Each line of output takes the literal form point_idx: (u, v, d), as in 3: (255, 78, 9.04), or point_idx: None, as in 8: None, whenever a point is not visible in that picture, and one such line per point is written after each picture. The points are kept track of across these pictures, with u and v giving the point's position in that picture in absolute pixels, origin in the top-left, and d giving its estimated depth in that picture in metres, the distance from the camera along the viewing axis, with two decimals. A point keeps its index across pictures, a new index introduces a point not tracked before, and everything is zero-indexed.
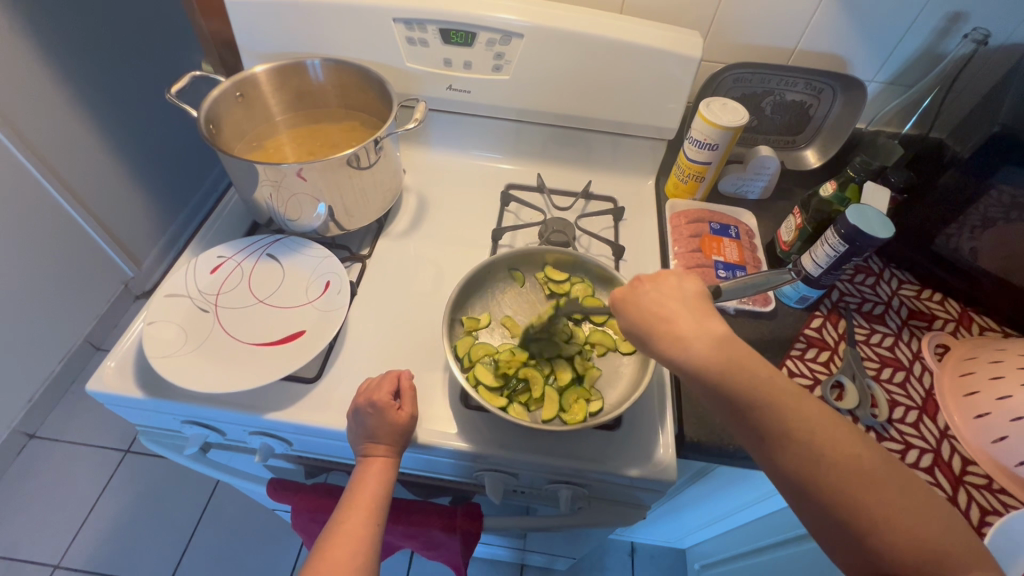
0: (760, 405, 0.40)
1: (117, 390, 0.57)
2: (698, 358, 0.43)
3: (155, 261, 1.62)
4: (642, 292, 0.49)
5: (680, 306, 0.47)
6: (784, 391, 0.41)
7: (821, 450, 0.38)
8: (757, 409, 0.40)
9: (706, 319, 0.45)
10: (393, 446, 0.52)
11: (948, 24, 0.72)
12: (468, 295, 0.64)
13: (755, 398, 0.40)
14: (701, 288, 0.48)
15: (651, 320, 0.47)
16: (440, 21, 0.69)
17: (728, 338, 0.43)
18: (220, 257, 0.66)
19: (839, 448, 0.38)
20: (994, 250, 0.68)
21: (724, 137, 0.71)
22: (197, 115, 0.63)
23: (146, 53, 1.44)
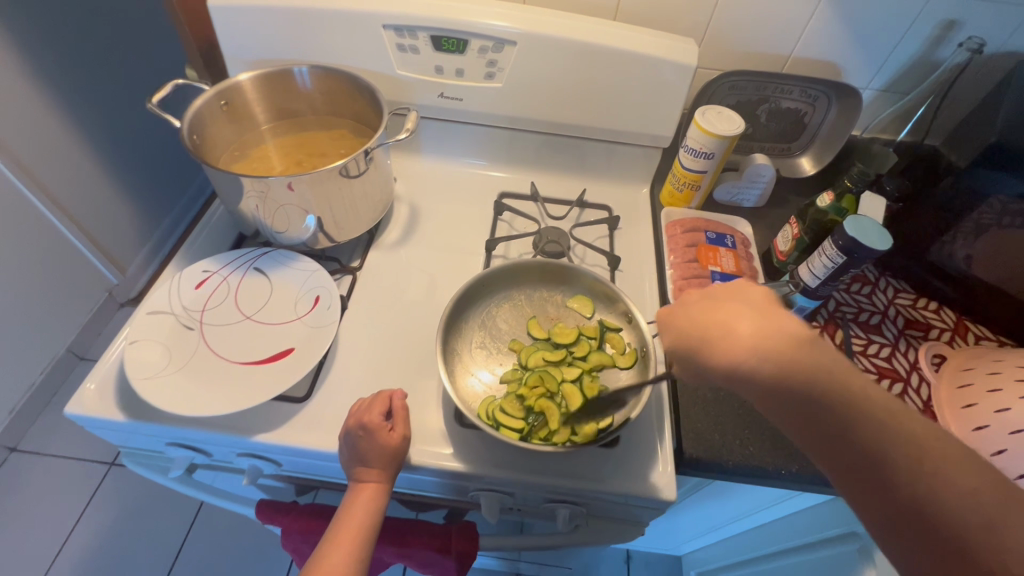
0: (839, 418, 0.37)
1: (98, 414, 0.55)
2: (763, 357, 0.40)
3: (140, 268, 1.58)
4: (696, 303, 0.45)
5: (747, 307, 0.43)
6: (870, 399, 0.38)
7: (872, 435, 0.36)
8: (838, 412, 0.37)
9: (769, 315, 0.42)
10: (385, 469, 0.50)
11: (942, 31, 0.72)
12: (467, 309, 0.63)
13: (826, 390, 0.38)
14: (770, 293, 0.43)
15: (701, 328, 0.43)
16: (431, 27, 0.68)
17: (765, 337, 0.40)
18: (206, 271, 0.64)
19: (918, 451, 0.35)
20: (989, 258, 0.68)
21: (719, 146, 0.70)
22: (179, 125, 0.61)
23: (130, 56, 1.41)
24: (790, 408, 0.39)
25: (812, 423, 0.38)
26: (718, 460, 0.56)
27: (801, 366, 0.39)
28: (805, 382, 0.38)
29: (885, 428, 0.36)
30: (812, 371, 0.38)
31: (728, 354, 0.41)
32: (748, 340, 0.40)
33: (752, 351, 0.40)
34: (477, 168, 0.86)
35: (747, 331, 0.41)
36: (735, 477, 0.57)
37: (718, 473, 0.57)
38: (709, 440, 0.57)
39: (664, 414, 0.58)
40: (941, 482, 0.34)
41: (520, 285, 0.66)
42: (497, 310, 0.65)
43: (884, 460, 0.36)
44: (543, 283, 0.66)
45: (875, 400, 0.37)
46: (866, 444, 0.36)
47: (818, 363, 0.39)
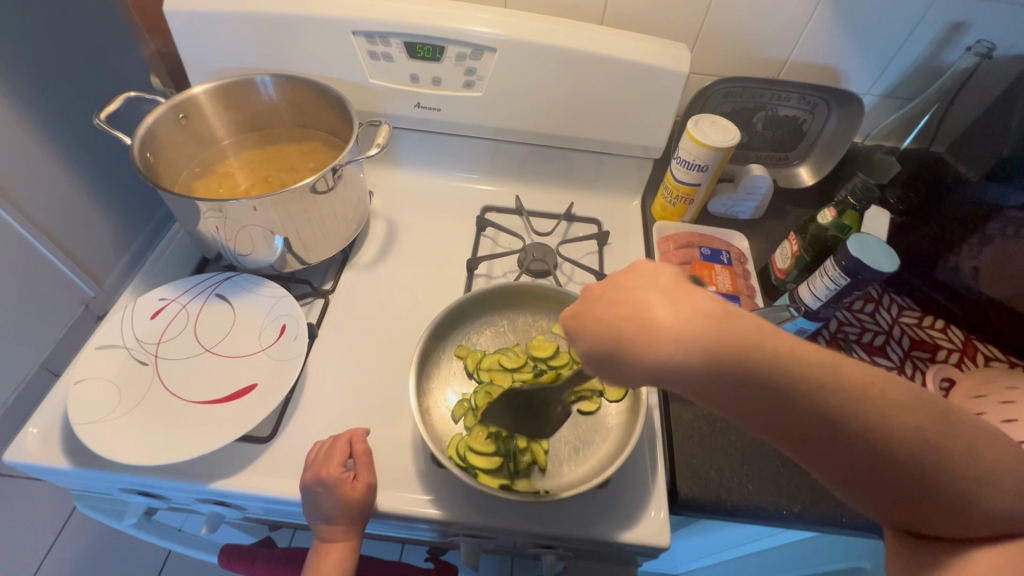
0: (771, 393, 0.31)
1: (42, 461, 0.50)
2: (686, 336, 0.31)
3: (118, 280, 1.52)
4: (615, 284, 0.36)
5: (652, 291, 0.34)
6: (785, 367, 0.31)
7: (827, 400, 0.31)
8: (779, 395, 0.31)
9: (684, 293, 0.33)
10: (351, 521, 0.49)
11: (948, 34, 0.68)
12: (450, 334, 0.60)
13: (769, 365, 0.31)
14: (676, 269, 0.36)
15: (617, 321, 0.34)
16: (405, 33, 0.63)
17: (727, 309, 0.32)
18: (163, 299, 0.60)
19: (865, 408, 0.30)
20: (995, 268, 0.63)
21: (713, 158, 0.66)
22: (130, 142, 0.56)
23: (105, 61, 1.35)
24: (730, 394, 0.31)
25: (754, 404, 0.31)
26: (714, 501, 0.52)
27: (733, 333, 0.31)
28: (735, 366, 0.31)
29: (825, 386, 0.30)
30: (743, 356, 0.31)
31: (656, 354, 0.32)
32: (675, 329, 0.32)
33: (700, 336, 0.31)
34: (473, 181, 0.82)
35: (676, 304, 0.33)
36: (733, 518, 0.53)
37: (716, 514, 0.53)
38: (705, 479, 0.53)
39: (656, 452, 0.54)
40: (882, 425, 0.30)
41: (506, 308, 0.62)
42: (477, 336, 0.61)
43: (825, 426, 0.30)
44: (527, 307, 0.62)
45: (807, 366, 0.31)
46: (807, 412, 0.31)
47: (739, 331, 0.31)
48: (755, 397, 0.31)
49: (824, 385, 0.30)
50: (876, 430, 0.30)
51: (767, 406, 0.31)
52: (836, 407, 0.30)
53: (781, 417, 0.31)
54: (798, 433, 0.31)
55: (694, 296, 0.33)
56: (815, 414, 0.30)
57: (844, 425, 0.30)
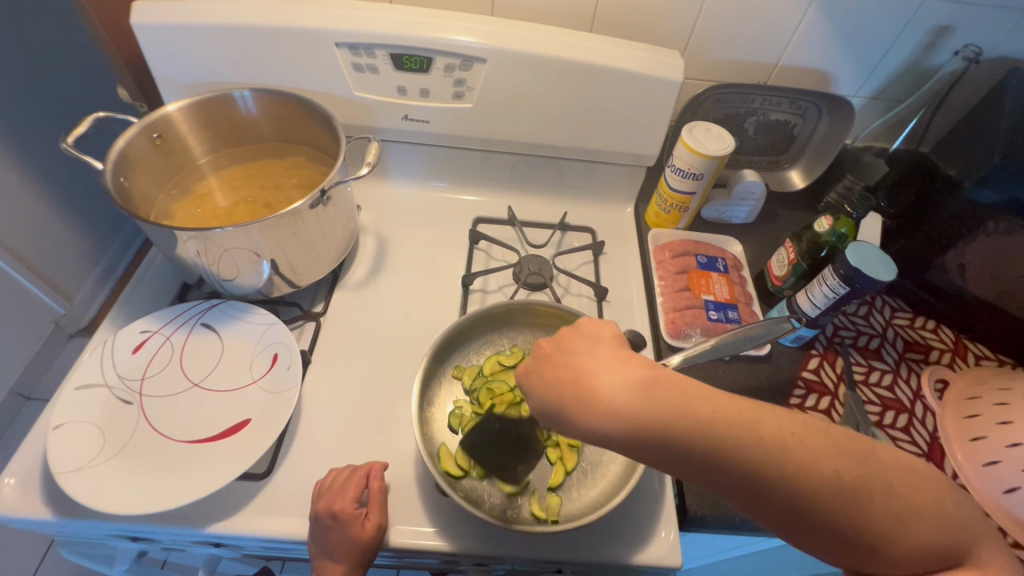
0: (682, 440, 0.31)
1: (21, 514, 0.47)
2: (625, 409, 0.32)
3: (89, 296, 1.46)
4: (558, 349, 0.37)
5: (587, 354, 0.36)
6: (700, 418, 0.31)
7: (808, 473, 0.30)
8: (690, 446, 0.31)
9: (617, 360, 0.34)
10: (353, 563, 0.47)
11: (934, 37, 0.69)
12: (450, 356, 0.58)
13: (743, 441, 0.31)
14: (615, 329, 0.38)
15: (557, 385, 0.35)
16: (391, 45, 0.61)
17: (655, 376, 0.33)
18: (145, 332, 0.57)
19: (771, 450, 0.31)
20: (982, 270, 0.65)
21: (708, 167, 0.65)
22: (102, 168, 0.53)
23: (67, 68, 1.28)
24: (645, 451, 0.32)
25: (670, 454, 0.31)
26: (724, 517, 0.52)
27: (658, 401, 0.32)
28: (670, 425, 0.31)
29: (733, 432, 0.31)
30: (671, 416, 0.31)
31: (592, 415, 0.33)
32: (607, 399, 0.32)
33: (636, 403, 0.32)
34: (437, 190, 0.80)
35: (613, 368, 0.34)
36: (742, 532, 0.53)
37: (724, 529, 0.53)
38: (713, 495, 0.53)
39: (664, 470, 0.54)
40: (784, 463, 0.31)
41: (508, 326, 0.61)
42: (476, 356, 0.60)
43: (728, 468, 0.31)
44: (533, 324, 0.61)
45: (704, 420, 0.31)
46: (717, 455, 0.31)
47: (662, 394, 0.32)
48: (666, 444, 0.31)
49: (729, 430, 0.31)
50: (782, 470, 0.30)
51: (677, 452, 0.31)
52: (735, 455, 0.31)
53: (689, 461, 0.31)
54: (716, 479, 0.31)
55: (611, 366, 0.34)
56: (722, 461, 0.31)
57: (751, 467, 0.31)
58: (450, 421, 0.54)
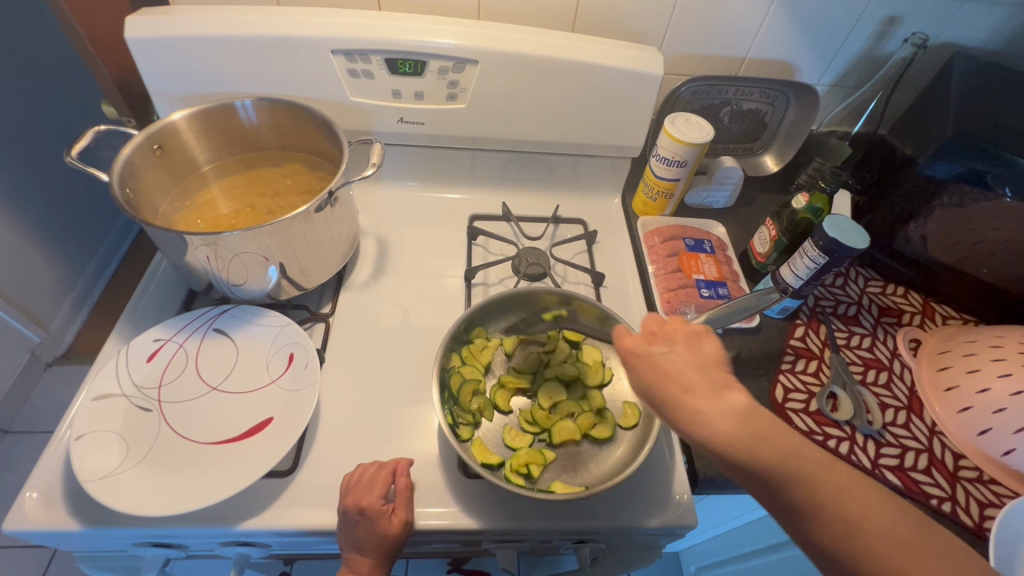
0: (779, 472, 0.35)
1: (46, 527, 0.47)
2: (723, 432, 0.36)
3: (65, 321, 1.41)
4: (655, 355, 0.42)
5: (697, 374, 0.40)
6: (794, 455, 0.35)
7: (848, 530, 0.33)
8: (785, 479, 0.35)
9: (723, 388, 0.39)
10: (380, 555, 0.49)
11: (885, 28, 0.75)
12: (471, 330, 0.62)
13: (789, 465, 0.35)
14: (721, 353, 0.42)
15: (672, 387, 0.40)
16: (385, 50, 0.63)
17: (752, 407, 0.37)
18: (157, 340, 0.57)
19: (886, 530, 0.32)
20: (940, 237, 0.71)
21: (691, 154, 0.69)
22: (108, 178, 0.54)
23: (33, 90, 1.26)
24: (733, 468, 0.36)
25: (746, 466, 0.36)
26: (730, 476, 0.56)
27: (754, 428, 0.36)
28: (753, 442, 0.36)
29: (843, 488, 0.34)
30: (775, 456, 0.35)
31: (697, 428, 0.37)
32: (712, 418, 0.37)
33: (730, 425, 0.37)
34: (414, 190, 0.81)
35: (715, 396, 0.38)
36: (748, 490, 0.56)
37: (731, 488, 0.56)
38: None
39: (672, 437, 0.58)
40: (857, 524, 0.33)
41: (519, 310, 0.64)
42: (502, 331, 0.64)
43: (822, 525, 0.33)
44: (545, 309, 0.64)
45: (815, 465, 0.35)
46: (802, 492, 0.34)
47: (760, 425, 0.36)
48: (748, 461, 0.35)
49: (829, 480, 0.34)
50: (866, 522, 0.33)
51: (768, 505, 0.36)
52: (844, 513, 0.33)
53: (773, 510, 0.36)
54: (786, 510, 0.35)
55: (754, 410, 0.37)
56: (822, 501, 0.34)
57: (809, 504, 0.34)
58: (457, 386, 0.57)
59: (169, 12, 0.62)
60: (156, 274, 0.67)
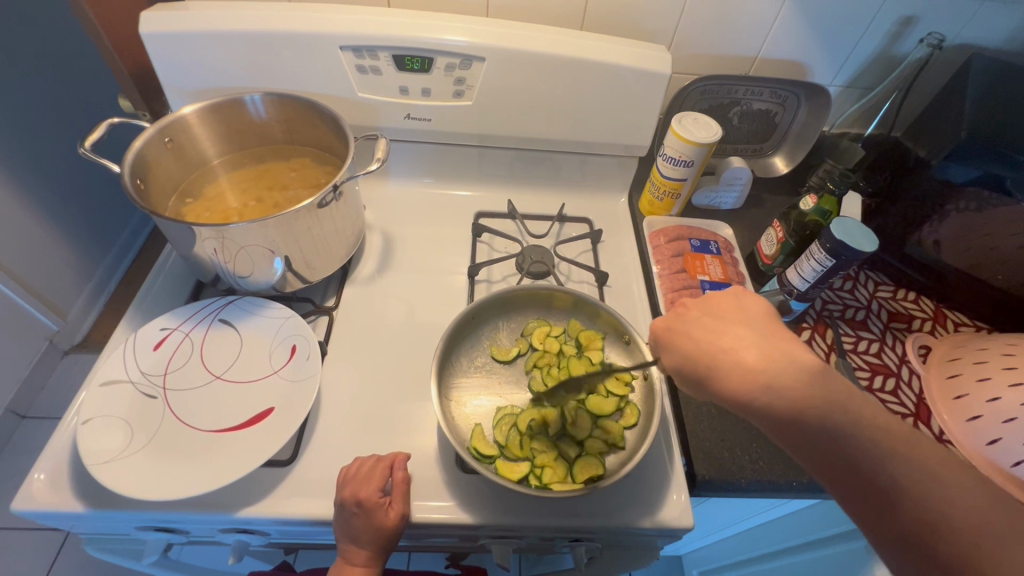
0: (849, 438, 0.37)
1: (53, 508, 0.49)
2: (777, 384, 0.39)
3: (83, 311, 1.45)
4: (687, 323, 0.47)
5: (732, 333, 0.44)
6: (877, 418, 0.37)
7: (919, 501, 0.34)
8: (853, 450, 0.37)
9: (774, 347, 0.42)
10: (376, 547, 0.50)
11: (900, 28, 0.73)
12: (475, 322, 0.62)
13: (866, 442, 0.37)
14: (765, 311, 0.46)
15: (713, 354, 0.44)
16: (393, 47, 0.64)
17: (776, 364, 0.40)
18: (164, 329, 0.58)
19: (939, 490, 0.34)
20: (955, 242, 0.70)
21: (698, 154, 0.69)
22: (120, 169, 0.55)
23: (52, 84, 1.29)
24: (793, 420, 0.39)
25: (817, 437, 0.38)
26: (729, 478, 0.55)
27: (823, 390, 0.39)
28: (815, 407, 0.38)
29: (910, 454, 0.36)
30: (843, 425, 0.37)
31: (737, 381, 0.41)
32: (764, 369, 0.41)
33: (784, 381, 0.39)
34: (424, 186, 0.82)
35: (753, 356, 0.41)
36: (748, 494, 0.56)
37: (729, 491, 0.56)
38: (719, 458, 0.57)
39: (670, 435, 0.58)
40: (939, 498, 0.34)
41: (520, 306, 0.65)
42: (506, 327, 0.64)
43: (883, 482, 0.35)
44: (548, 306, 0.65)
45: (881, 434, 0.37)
46: (866, 449, 0.36)
47: (830, 387, 0.39)
48: (815, 432, 0.38)
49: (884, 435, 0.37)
50: (909, 473, 0.35)
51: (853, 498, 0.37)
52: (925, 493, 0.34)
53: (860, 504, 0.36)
54: (844, 470, 0.37)
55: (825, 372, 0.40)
56: (893, 467, 0.35)
57: (890, 481, 0.35)
58: (445, 377, 0.58)
59: (182, 8, 0.63)
60: (165, 265, 0.68)
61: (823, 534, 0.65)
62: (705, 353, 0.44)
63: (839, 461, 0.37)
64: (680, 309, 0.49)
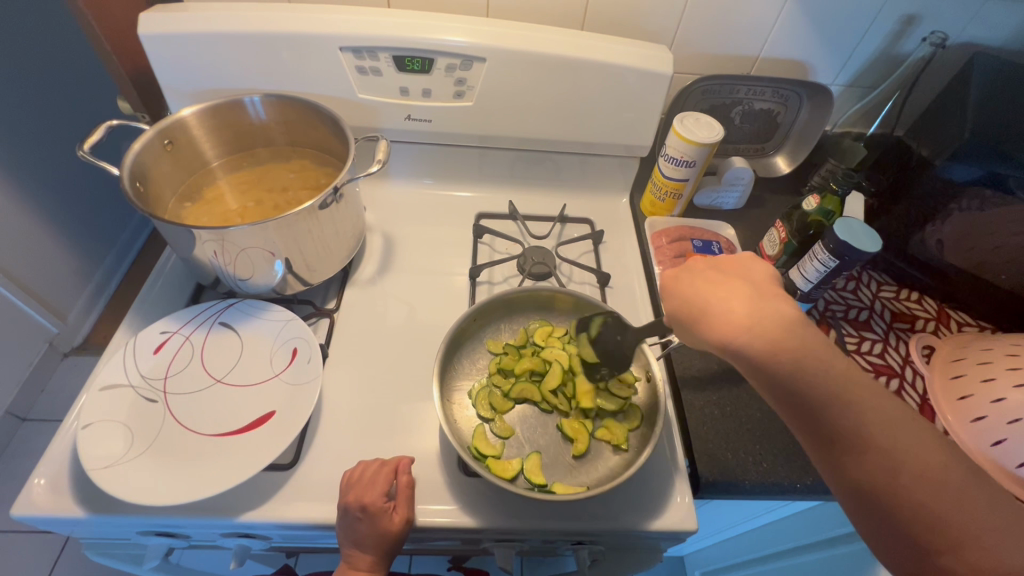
0: (826, 388, 0.40)
1: (53, 514, 0.48)
2: (748, 327, 0.43)
3: (82, 313, 1.44)
4: (691, 280, 0.48)
5: (753, 287, 0.46)
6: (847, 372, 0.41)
7: (878, 444, 0.38)
8: (820, 397, 0.40)
9: (771, 296, 0.45)
10: (379, 552, 0.49)
11: (903, 27, 0.73)
12: (478, 322, 0.62)
13: (834, 389, 0.40)
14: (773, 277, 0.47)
15: (704, 306, 0.46)
16: (393, 48, 0.63)
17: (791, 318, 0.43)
18: (165, 332, 0.58)
19: (891, 433, 0.38)
20: (958, 242, 0.69)
21: (700, 154, 0.68)
22: (120, 172, 0.55)
23: (51, 85, 1.28)
24: (770, 369, 0.41)
25: (790, 383, 0.41)
26: (733, 480, 0.55)
27: (798, 341, 0.42)
28: (802, 360, 0.41)
29: (870, 403, 0.40)
30: (815, 376, 0.40)
31: (725, 330, 0.43)
32: (744, 317, 0.43)
33: (754, 330, 0.43)
34: (424, 188, 0.82)
35: (763, 305, 0.44)
36: (752, 496, 0.56)
37: (733, 493, 0.56)
38: (723, 460, 0.57)
39: (674, 437, 0.58)
40: (888, 445, 0.38)
41: (522, 307, 0.64)
42: (507, 329, 0.64)
43: (839, 424, 0.39)
44: (550, 307, 0.65)
45: (852, 386, 0.40)
46: (828, 397, 0.40)
47: (803, 339, 0.42)
48: (791, 376, 0.41)
49: (852, 388, 0.40)
50: (870, 418, 0.39)
51: (807, 425, 0.41)
52: (882, 439, 0.38)
53: (811, 431, 0.41)
54: (806, 407, 0.40)
55: (804, 327, 0.43)
56: (853, 414, 0.39)
57: (844, 423, 0.39)
58: (446, 378, 0.58)
59: (180, 9, 0.62)
60: (164, 268, 0.68)
61: (827, 535, 0.65)
62: (693, 310, 0.46)
63: (801, 401, 0.41)
64: (688, 268, 0.50)
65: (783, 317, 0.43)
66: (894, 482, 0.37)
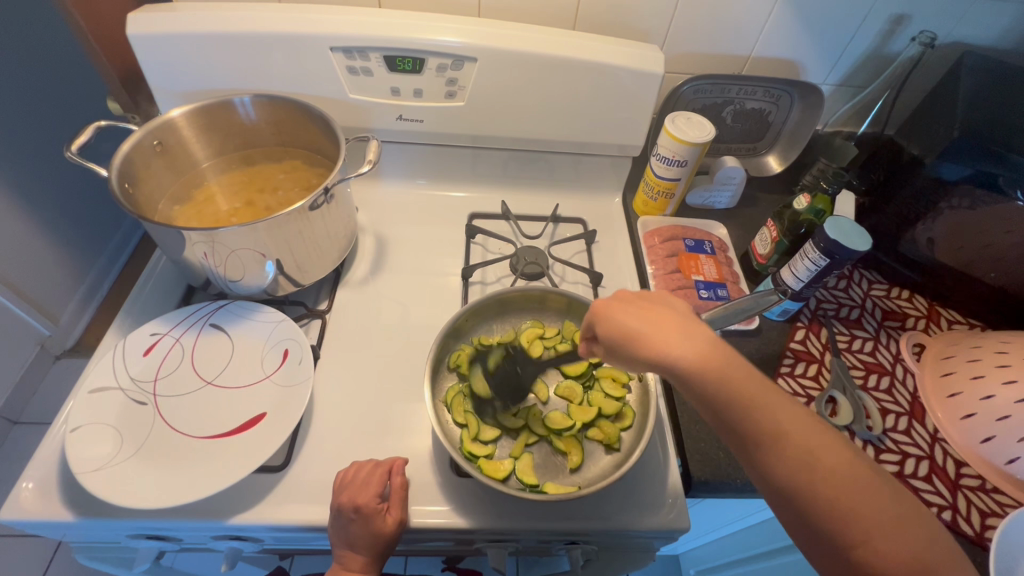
0: (744, 395, 0.40)
1: (41, 518, 0.48)
2: (675, 350, 0.42)
3: (74, 315, 1.43)
4: (617, 310, 0.47)
5: (675, 313, 0.45)
6: (760, 380, 0.40)
7: (798, 446, 0.38)
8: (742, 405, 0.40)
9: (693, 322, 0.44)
10: (372, 553, 0.49)
11: (892, 26, 0.74)
12: (474, 321, 0.62)
13: (753, 397, 0.40)
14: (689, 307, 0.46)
15: (631, 331, 0.44)
16: (384, 48, 0.63)
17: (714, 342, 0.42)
18: (155, 334, 0.58)
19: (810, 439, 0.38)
20: (948, 240, 0.70)
21: (691, 154, 0.68)
22: (108, 173, 0.55)
23: (41, 86, 1.27)
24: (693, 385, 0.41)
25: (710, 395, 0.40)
26: (725, 479, 0.55)
27: (716, 355, 0.41)
28: (723, 374, 0.40)
29: (787, 410, 0.39)
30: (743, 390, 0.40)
31: (659, 355, 0.42)
32: (668, 339, 0.43)
33: (683, 350, 0.42)
34: (417, 188, 0.82)
35: (683, 333, 0.43)
36: (744, 495, 0.56)
37: (725, 492, 0.56)
38: (715, 459, 0.57)
39: (666, 436, 0.58)
40: (808, 447, 0.38)
41: (515, 307, 0.64)
42: (500, 329, 0.64)
43: (759, 430, 0.39)
44: (543, 306, 0.65)
45: (766, 393, 0.40)
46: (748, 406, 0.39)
47: (718, 354, 0.41)
48: (709, 387, 0.40)
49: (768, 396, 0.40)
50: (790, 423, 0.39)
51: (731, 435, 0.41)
52: (799, 442, 0.38)
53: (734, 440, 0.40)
54: (726, 417, 0.40)
55: (725, 344, 0.42)
56: (773, 420, 0.39)
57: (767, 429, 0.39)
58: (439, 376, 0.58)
59: (170, 10, 0.62)
60: (155, 269, 0.67)
61: None
62: (622, 339, 0.45)
63: (717, 411, 0.40)
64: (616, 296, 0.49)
65: (701, 335, 0.42)
66: (814, 484, 0.37)
